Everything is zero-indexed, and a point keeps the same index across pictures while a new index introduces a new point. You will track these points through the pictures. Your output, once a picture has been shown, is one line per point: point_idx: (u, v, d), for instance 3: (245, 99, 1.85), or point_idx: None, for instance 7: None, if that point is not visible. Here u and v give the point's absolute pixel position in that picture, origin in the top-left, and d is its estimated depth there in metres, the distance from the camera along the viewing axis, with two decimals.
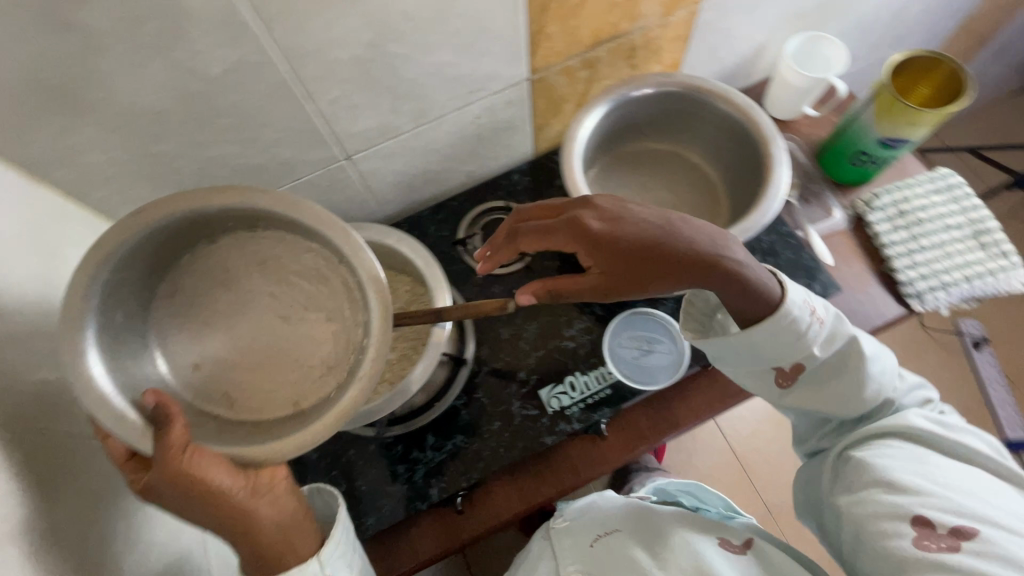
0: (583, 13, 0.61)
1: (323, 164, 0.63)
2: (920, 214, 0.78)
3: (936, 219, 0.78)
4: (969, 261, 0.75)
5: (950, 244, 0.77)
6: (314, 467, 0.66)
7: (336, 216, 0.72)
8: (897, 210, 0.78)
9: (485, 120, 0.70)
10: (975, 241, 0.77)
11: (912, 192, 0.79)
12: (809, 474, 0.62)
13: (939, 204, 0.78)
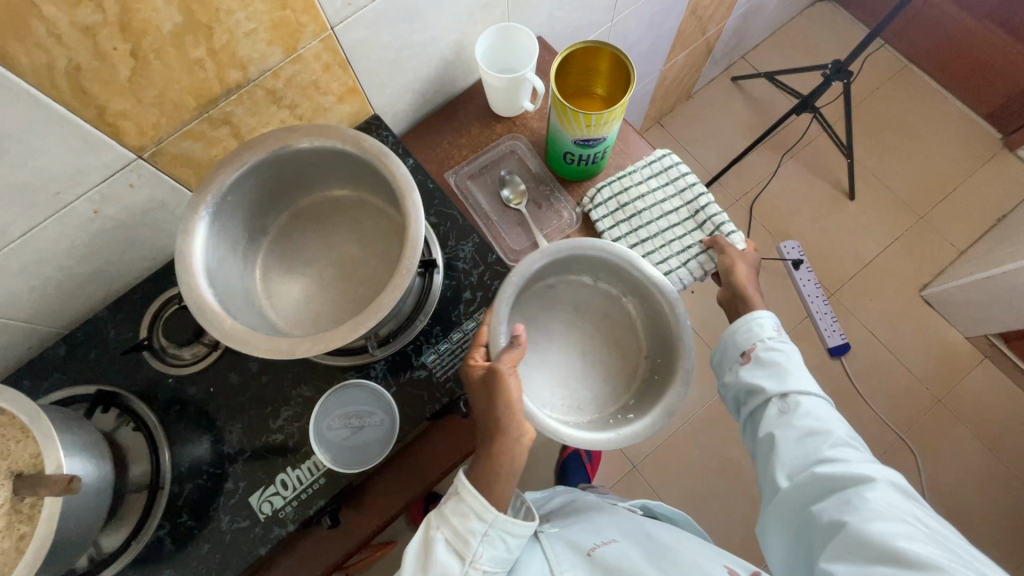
0: None
1: (105, 170, 0.54)
2: (673, 191, 0.76)
3: (682, 201, 0.76)
4: (676, 252, 0.74)
5: (673, 229, 0.75)
6: (191, 498, 0.61)
7: (149, 227, 0.64)
8: (651, 184, 0.76)
9: (298, 92, 0.63)
10: (688, 229, 0.75)
11: (675, 170, 0.76)
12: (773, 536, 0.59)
13: (693, 182, 0.76)
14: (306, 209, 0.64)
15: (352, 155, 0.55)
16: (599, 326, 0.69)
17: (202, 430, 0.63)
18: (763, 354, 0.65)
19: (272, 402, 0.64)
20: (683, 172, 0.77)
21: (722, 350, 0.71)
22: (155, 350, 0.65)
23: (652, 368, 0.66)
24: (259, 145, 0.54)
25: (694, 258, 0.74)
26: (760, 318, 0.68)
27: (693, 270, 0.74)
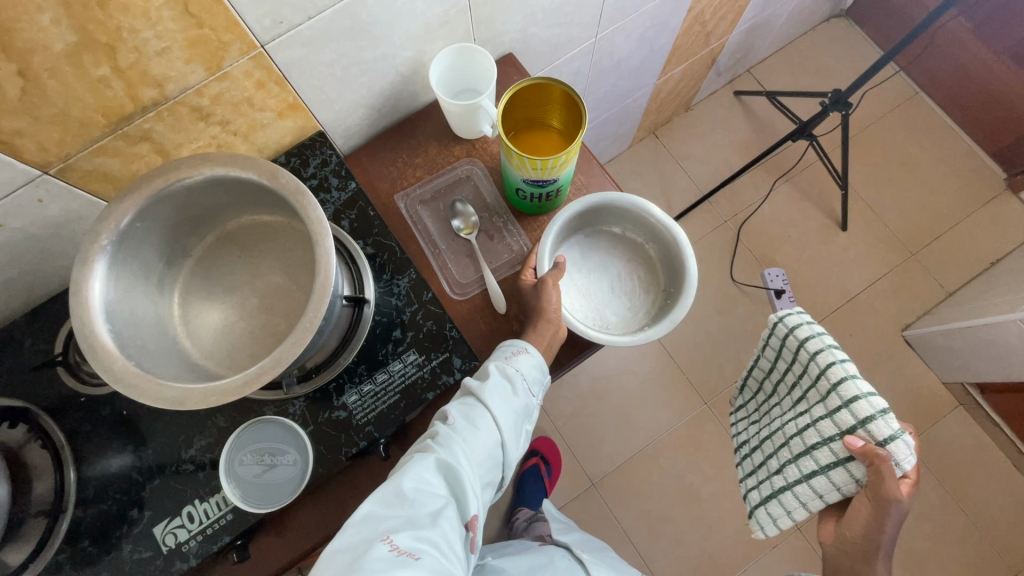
0: None
1: (8, 186, 0.51)
2: (811, 383, 0.67)
3: (820, 392, 0.66)
4: (796, 437, 0.68)
5: (803, 408, 0.68)
6: (94, 523, 0.59)
7: (66, 239, 0.61)
8: (793, 374, 0.72)
9: (230, 110, 0.59)
10: (820, 412, 0.65)
11: (821, 368, 0.66)
12: None
13: (851, 382, 0.63)
14: (231, 233, 0.61)
15: (268, 188, 0.52)
16: (625, 268, 0.71)
17: (111, 452, 0.62)
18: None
19: (187, 432, 0.62)
20: (824, 351, 0.67)
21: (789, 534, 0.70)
22: (69, 366, 0.63)
23: (671, 295, 0.68)
24: (169, 172, 0.51)
25: (819, 462, 0.64)
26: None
27: (808, 467, 0.66)
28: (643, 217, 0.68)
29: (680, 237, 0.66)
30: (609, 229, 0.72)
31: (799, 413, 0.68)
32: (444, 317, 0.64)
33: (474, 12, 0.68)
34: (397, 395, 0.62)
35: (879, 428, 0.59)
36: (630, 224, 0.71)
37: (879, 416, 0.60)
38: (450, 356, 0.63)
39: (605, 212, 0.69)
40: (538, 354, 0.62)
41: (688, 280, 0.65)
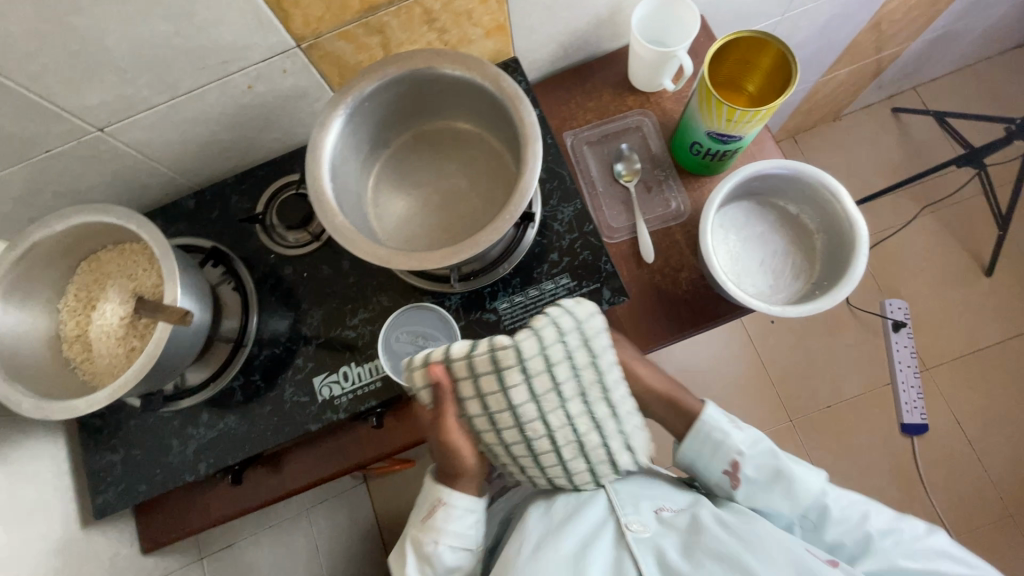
0: None
1: (269, 52, 0.58)
2: (510, 395, 0.55)
3: (545, 381, 0.55)
4: (588, 430, 0.58)
5: (545, 390, 0.56)
6: (264, 363, 0.68)
7: (286, 114, 0.69)
8: (481, 419, 0.57)
9: (452, 19, 0.64)
10: (589, 359, 0.56)
11: (483, 373, 0.55)
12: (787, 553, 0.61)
13: (532, 334, 0.56)
14: (426, 135, 0.66)
15: (486, 92, 0.56)
16: (782, 248, 0.70)
17: (285, 306, 0.69)
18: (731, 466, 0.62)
19: (351, 304, 0.68)
20: (477, 351, 0.55)
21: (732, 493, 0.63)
22: (264, 227, 0.71)
23: (822, 288, 0.66)
24: (407, 61, 0.56)
25: (612, 401, 0.58)
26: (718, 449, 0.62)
27: (626, 417, 0.59)
28: (827, 203, 0.66)
29: (860, 232, 0.63)
30: (781, 206, 0.71)
31: (579, 416, 0.57)
32: (601, 250, 0.66)
33: None
34: (544, 312, 0.65)
35: (576, 313, 0.57)
36: (809, 209, 0.69)
37: (585, 311, 0.58)
38: (601, 287, 0.65)
39: (788, 186, 0.68)
40: (477, 510, 0.61)
41: (848, 273, 0.62)
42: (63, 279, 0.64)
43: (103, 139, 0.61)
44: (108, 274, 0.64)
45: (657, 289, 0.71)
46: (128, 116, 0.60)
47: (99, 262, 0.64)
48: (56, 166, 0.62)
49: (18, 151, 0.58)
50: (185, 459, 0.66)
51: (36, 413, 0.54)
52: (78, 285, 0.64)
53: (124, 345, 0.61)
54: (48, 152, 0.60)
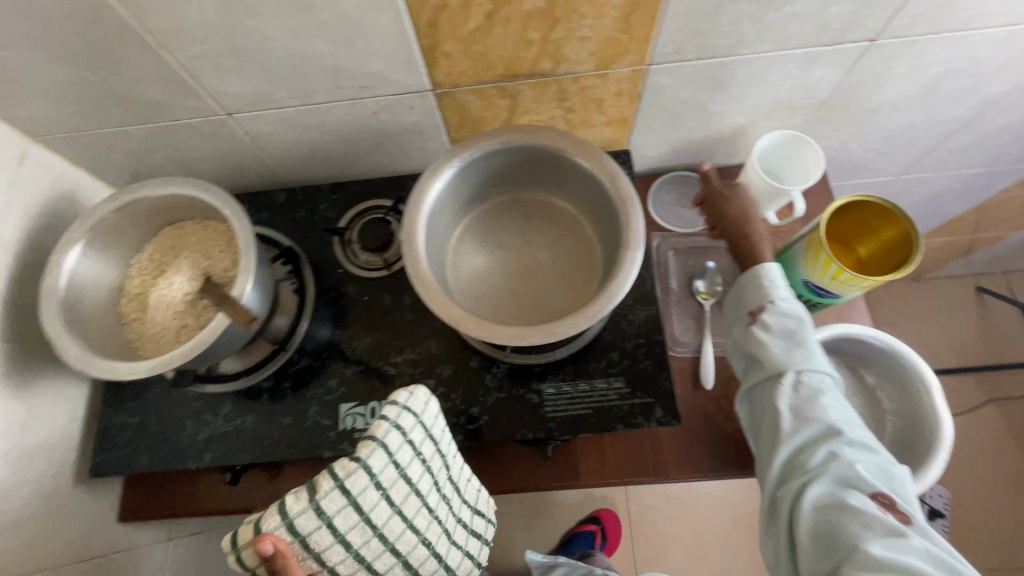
0: (727, 27, 0.54)
1: (406, 89, 0.60)
2: (372, 521, 0.46)
3: (402, 490, 0.48)
4: (441, 533, 0.53)
5: (410, 505, 0.49)
6: (299, 372, 0.66)
7: (398, 145, 0.70)
8: (347, 562, 0.46)
9: (582, 103, 0.65)
10: (434, 449, 0.53)
11: (339, 504, 0.45)
12: (813, 509, 0.48)
13: (378, 449, 0.47)
14: (524, 202, 0.67)
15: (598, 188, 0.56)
16: None
17: (336, 322, 0.68)
18: (808, 385, 0.52)
19: (400, 339, 0.67)
20: (358, 485, 0.45)
21: (766, 361, 0.55)
22: (342, 240, 0.71)
23: None
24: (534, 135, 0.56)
25: (444, 489, 0.54)
26: (803, 345, 0.54)
27: (468, 487, 0.59)
28: (911, 387, 0.62)
29: (944, 431, 0.58)
30: (858, 373, 0.67)
31: (438, 505, 0.53)
32: (665, 363, 0.63)
33: (821, 109, 0.69)
34: (588, 410, 0.62)
35: (411, 420, 0.50)
36: (889, 385, 0.65)
37: (422, 400, 0.52)
38: (654, 402, 0.62)
39: (874, 355, 0.65)
40: None
41: (918, 474, 0.58)
42: (145, 236, 0.66)
43: (226, 123, 0.64)
44: (185, 244, 0.65)
45: (707, 417, 0.67)
46: (256, 110, 0.62)
47: (182, 231, 0.66)
48: (176, 134, 0.65)
49: (150, 114, 0.61)
50: (191, 446, 0.65)
51: (76, 365, 0.54)
52: (156, 247, 0.66)
53: (178, 319, 0.61)
54: (174, 121, 0.63)
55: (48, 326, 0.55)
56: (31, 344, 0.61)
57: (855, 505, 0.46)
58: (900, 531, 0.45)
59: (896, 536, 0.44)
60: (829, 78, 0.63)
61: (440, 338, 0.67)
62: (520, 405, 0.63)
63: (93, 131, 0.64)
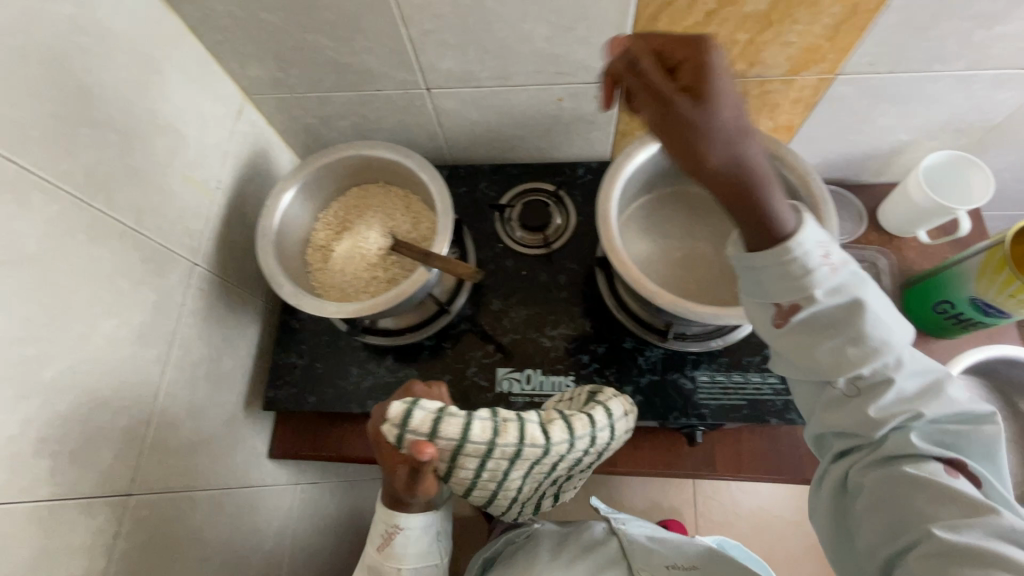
0: (931, 43, 0.56)
1: (600, 78, 0.64)
2: (511, 473, 0.52)
3: (547, 471, 0.54)
4: (528, 502, 0.59)
5: (543, 476, 0.55)
6: (459, 335, 0.71)
7: (566, 132, 0.74)
8: (461, 480, 0.52)
9: (756, 107, 0.68)
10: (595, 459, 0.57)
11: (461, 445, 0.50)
12: (872, 476, 0.44)
13: (568, 439, 0.52)
14: (688, 197, 0.70)
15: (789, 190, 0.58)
16: None
17: (493, 292, 0.73)
18: (866, 379, 0.44)
19: (555, 315, 0.71)
20: (532, 446, 0.51)
21: (796, 360, 0.46)
22: (502, 217, 0.76)
23: None
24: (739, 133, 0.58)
25: (564, 481, 0.59)
26: (855, 354, 0.43)
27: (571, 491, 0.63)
28: None
29: None
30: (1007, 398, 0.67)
31: (549, 486, 0.58)
32: None
33: (989, 134, 0.70)
34: (739, 401, 0.65)
35: (605, 431, 0.55)
36: None
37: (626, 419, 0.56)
38: None
39: None
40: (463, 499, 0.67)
41: None
42: (332, 195, 0.72)
43: (422, 97, 0.69)
44: (369, 206, 0.71)
45: None
46: (455, 87, 0.67)
47: (365, 194, 0.72)
48: (372, 104, 0.70)
49: (360, 83, 0.66)
50: (356, 391, 0.69)
51: (289, 300, 0.59)
52: (341, 205, 0.71)
53: (365, 270, 0.65)
54: (377, 91, 0.68)
55: (265, 265, 0.60)
56: (228, 281, 0.67)
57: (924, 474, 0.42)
58: (993, 522, 0.38)
59: (976, 520, 0.39)
60: (1010, 102, 0.64)
61: (594, 317, 0.70)
62: (672, 389, 0.66)
63: (301, 95, 0.69)
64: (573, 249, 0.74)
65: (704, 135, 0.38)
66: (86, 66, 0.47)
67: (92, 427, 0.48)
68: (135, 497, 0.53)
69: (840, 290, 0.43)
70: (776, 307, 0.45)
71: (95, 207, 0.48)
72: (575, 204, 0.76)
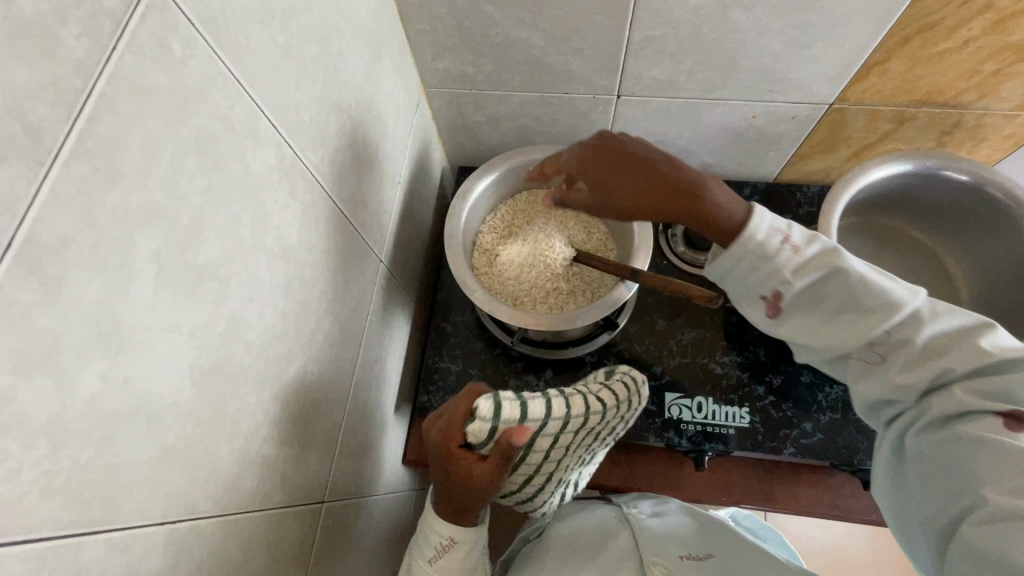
0: None
1: (809, 99, 0.61)
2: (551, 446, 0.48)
3: (583, 434, 0.51)
4: (554, 491, 0.56)
5: (575, 448, 0.52)
6: (621, 354, 0.68)
7: (741, 151, 0.71)
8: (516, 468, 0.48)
9: (959, 141, 0.65)
10: (611, 432, 0.57)
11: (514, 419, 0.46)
12: (931, 447, 0.40)
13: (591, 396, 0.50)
14: (879, 229, 0.66)
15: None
16: None
17: (657, 312, 0.70)
18: (888, 339, 0.42)
19: (725, 341, 0.68)
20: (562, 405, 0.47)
21: (806, 342, 0.46)
22: (664, 233, 0.73)
23: None
24: (982, 172, 0.54)
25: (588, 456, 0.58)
26: (864, 322, 0.43)
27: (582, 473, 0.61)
28: None
29: None
30: None
31: (571, 461, 0.54)
32: None
33: None
34: None
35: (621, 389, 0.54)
36: None
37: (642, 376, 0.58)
38: None
39: None
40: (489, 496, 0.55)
41: None
42: (500, 198, 0.69)
43: (608, 104, 0.66)
44: (541, 214, 0.68)
45: None
46: (648, 96, 0.64)
47: (533, 199, 0.69)
48: (551, 107, 0.68)
49: (550, 84, 0.64)
50: None
51: (480, 305, 0.57)
52: (508, 209, 0.69)
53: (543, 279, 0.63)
54: (563, 94, 0.65)
55: (456, 268, 0.58)
56: (396, 281, 0.64)
57: (975, 435, 0.37)
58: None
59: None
60: None
61: (767, 346, 0.67)
62: (855, 430, 0.63)
63: (481, 91, 0.67)
64: None
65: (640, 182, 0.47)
66: (338, 49, 0.44)
67: (308, 430, 0.46)
68: (326, 502, 0.50)
69: (911, 304, 0.42)
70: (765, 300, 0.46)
71: (331, 199, 0.45)
72: None
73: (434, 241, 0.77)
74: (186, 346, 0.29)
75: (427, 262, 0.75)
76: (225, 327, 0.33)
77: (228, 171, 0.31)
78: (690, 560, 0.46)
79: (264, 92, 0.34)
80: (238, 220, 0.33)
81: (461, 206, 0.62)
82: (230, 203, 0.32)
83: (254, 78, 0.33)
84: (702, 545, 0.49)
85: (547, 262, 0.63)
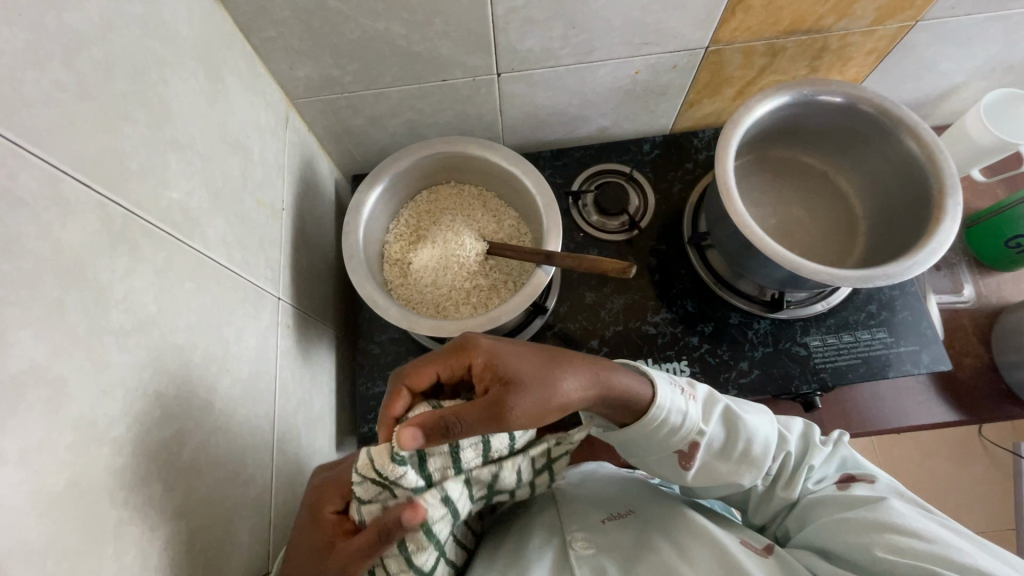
0: None
1: (685, 46, 0.61)
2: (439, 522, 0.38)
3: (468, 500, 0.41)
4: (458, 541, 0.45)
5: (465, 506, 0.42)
6: (557, 335, 0.66)
7: (634, 109, 0.70)
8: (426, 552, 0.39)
9: (830, 63, 0.67)
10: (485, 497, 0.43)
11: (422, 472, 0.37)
12: (794, 515, 0.46)
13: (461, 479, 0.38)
14: (773, 161, 0.68)
15: (902, 149, 0.56)
16: None
17: (584, 286, 0.69)
18: (775, 466, 0.46)
19: (654, 300, 0.68)
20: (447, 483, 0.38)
21: (714, 481, 0.45)
22: (576, 204, 0.71)
23: None
24: (855, 91, 0.56)
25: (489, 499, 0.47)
26: (752, 459, 0.44)
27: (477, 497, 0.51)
28: None
29: None
30: None
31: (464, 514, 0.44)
32: (921, 315, 0.66)
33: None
34: (856, 359, 0.65)
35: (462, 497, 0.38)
36: None
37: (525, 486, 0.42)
38: (919, 351, 0.65)
39: None
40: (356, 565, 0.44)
41: None
42: (399, 202, 0.65)
43: (490, 84, 0.62)
44: (446, 211, 0.65)
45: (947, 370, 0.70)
46: (529, 69, 0.61)
47: (434, 196, 0.66)
48: (433, 97, 0.64)
49: (425, 73, 0.60)
50: None
51: (396, 322, 0.53)
52: (411, 212, 0.65)
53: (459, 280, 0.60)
54: (441, 81, 0.61)
55: (362, 288, 0.54)
56: (304, 315, 0.59)
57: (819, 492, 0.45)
58: (873, 503, 0.42)
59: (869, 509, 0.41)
60: None
61: (694, 296, 0.68)
62: (787, 359, 0.65)
63: (354, 93, 0.62)
64: (659, 229, 0.71)
65: (539, 404, 0.38)
66: (160, 78, 0.38)
67: (231, 505, 0.41)
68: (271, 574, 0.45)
69: (771, 439, 0.45)
70: (680, 452, 0.44)
71: (194, 248, 0.40)
72: (651, 182, 0.73)
73: (342, 260, 0.72)
74: (16, 474, 0.24)
75: (337, 283, 0.70)
76: (73, 434, 0.28)
77: (28, 254, 0.26)
78: (614, 524, 0.43)
79: (60, 149, 0.29)
80: (61, 306, 0.28)
81: (356, 220, 0.58)
82: (41, 291, 0.27)
83: (37, 134, 0.27)
84: (626, 501, 0.46)
85: (457, 260, 0.61)
